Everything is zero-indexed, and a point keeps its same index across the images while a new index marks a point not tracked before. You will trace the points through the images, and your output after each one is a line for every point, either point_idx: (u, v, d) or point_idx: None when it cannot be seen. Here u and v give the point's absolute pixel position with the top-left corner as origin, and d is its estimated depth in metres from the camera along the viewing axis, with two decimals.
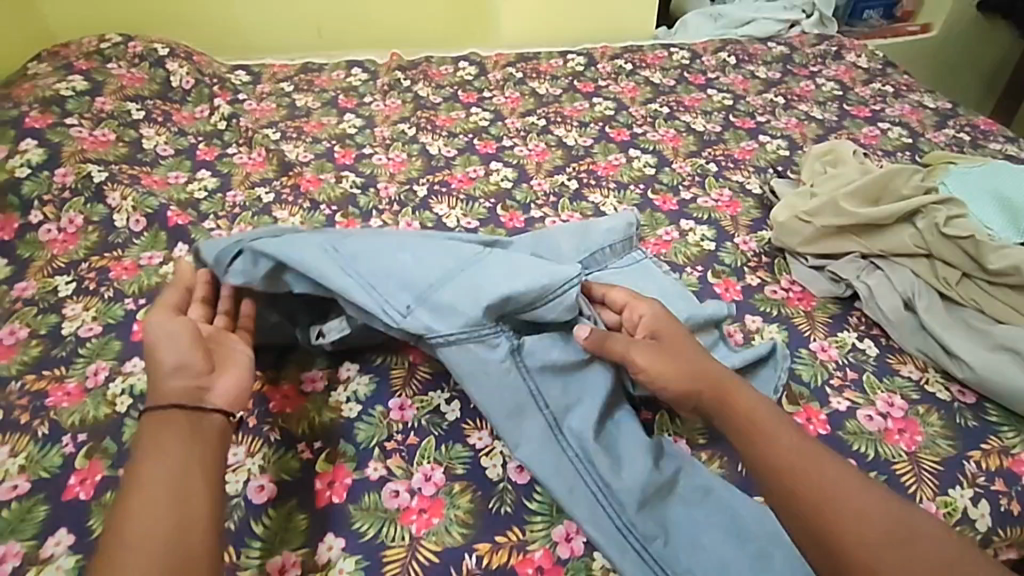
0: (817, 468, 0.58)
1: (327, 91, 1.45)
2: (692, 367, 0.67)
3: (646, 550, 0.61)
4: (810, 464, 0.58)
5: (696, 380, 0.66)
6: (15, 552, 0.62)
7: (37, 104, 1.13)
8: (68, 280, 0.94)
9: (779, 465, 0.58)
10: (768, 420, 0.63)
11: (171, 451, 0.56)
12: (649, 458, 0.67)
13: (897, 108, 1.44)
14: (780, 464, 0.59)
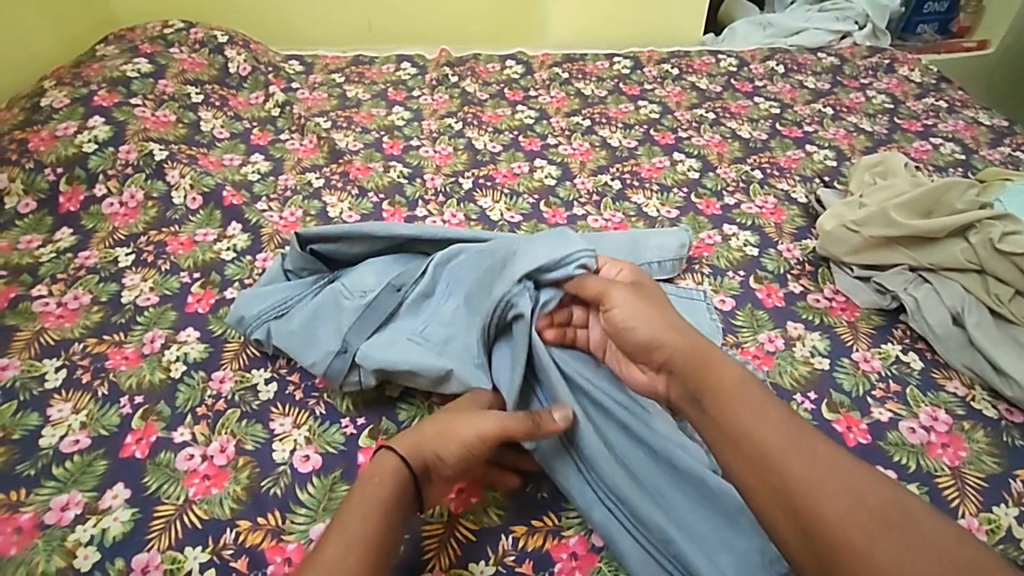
0: (799, 440, 0.54)
1: (377, 84, 1.48)
2: (666, 323, 0.65)
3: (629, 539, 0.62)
4: (792, 433, 0.55)
5: (677, 340, 0.63)
6: (77, 501, 0.66)
7: (105, 84, 1.18)
8: (128, 252, 0.98)
9: (755, 436, 0.55)
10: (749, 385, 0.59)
11: (380, 492, 0.58)
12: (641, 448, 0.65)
13: (950, 123, 1.41)
14: (756, 434, 0.55)
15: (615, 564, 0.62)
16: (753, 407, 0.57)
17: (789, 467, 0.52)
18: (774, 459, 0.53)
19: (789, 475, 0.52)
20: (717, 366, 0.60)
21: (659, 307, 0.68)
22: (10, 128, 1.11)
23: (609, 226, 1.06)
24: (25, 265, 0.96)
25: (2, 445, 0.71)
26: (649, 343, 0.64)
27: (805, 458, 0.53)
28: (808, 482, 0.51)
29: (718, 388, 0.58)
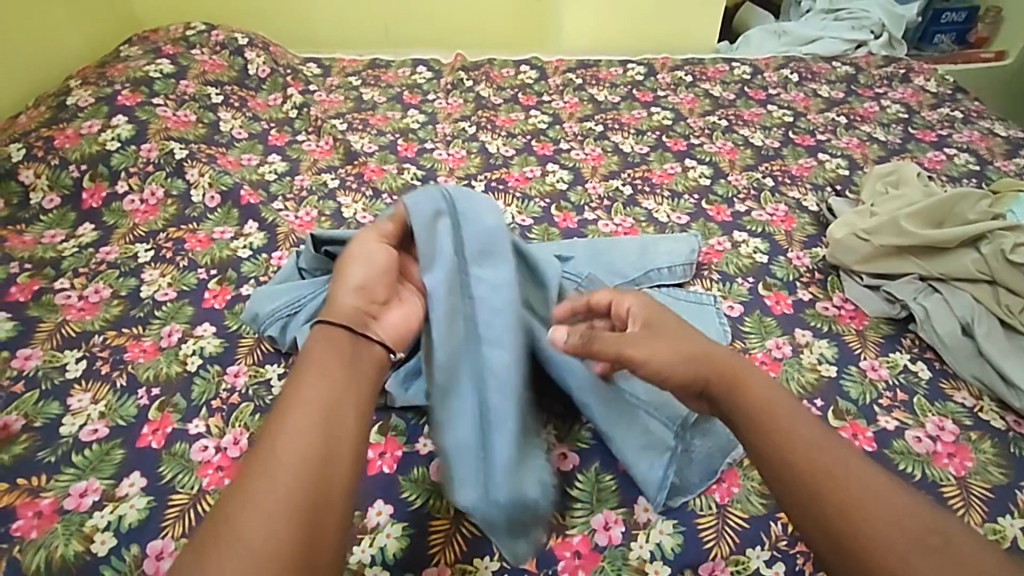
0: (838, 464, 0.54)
1: (393, 87, 1.50)
2: (690, 348, 0.63)
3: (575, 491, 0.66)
4: (828, 456, 0.55)
5: (700, 367, 0.62)
6: (95, 488, 0.68)
7: (128, 83, 1.21)
8: (147, 248, 1.00)
9: (791, 457, 0.55)
10: (783, 408, 0.59)
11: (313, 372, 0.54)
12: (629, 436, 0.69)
13: (965, 134, 1.40)
14: (797, 450, 0.55)
15: (618, 564, 0.63)
16: (791, 428, 0.57)
17: (830, 488, 0.53)
18: (818, 476, 0.54)
19: (834, 492, 0.53)
20: (751, 390, 0.60)
21: (679, 331, 0.65)
22: (37, 126, 1.14)
23: (620, 231, 1.07)
24: (48, 259, 0.99)
25: (25, 432, 0.73)
26: (683, 379, 0.62)
27: (846, 477, 0.53)
28: (850, 501, 0.52)
29: (759, 413, 0.58)
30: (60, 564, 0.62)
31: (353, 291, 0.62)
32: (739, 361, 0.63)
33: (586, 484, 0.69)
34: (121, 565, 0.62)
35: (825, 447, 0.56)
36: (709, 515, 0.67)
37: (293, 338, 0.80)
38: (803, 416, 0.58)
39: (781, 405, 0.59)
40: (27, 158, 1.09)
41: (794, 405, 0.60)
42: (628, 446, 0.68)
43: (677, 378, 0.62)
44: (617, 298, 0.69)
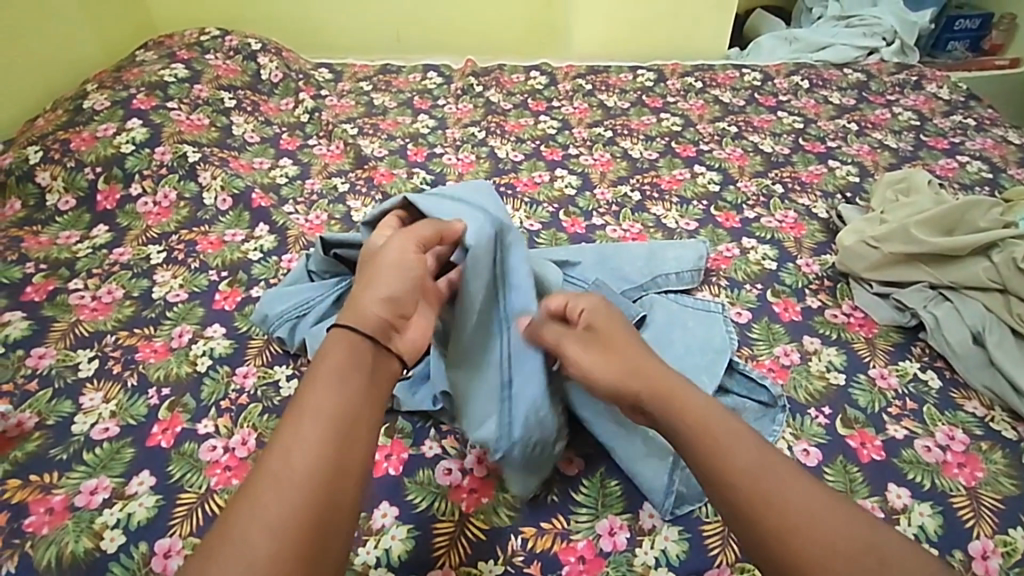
0: (770, 477, 0.53)
1: (403, 92, 1.51)
2: (628, 361, 0.63)
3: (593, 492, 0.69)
4: (761, 469, 0.54)
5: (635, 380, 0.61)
6: (105, 486, 0.68)
7: (143, 87, 1.22)
8: (160, 250, 1.01)
9: (721, 472, 0.54)
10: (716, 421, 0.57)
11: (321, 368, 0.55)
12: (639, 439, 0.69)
13: (978, 141, 1.39)
14: (732, 469, 0.54)
15: (623, 569, 0.63)
16: (730, 447, 0.55)
17: (767, 507, 0.52)
18: (750, 498, 0.52)
19: (765, 515, 0.51)
20: (686, 406, 0.58)
21: (622, 344, 0.65)
22: (53, 129, 1.16)
23: (628, 236, 1.07)
24: (63, 259, 1.00)
25: (37, 430, 0.74)
26: (614, 391, 0.62)
27: (781, 497, 0.52)
28: (783, 522, 0.51)
29: (694, 431, 0.57)
30: (70, 560, 0.62)
31: (382, 299, 0.60)
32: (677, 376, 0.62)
33: (592, 489, 0.69)
34: (130, 563, 0.62)
35: (764, 464, 0.54)
36: (715, 522, 0.66)
37: (302, 338, 0.80)
38: (743, 433, 0.56)
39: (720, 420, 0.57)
40: (43, 160, 1.11)
41: (734, 420, 0.58)
42: (630, 453, 0.68)
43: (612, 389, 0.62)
44: (572, 302, 0.69)
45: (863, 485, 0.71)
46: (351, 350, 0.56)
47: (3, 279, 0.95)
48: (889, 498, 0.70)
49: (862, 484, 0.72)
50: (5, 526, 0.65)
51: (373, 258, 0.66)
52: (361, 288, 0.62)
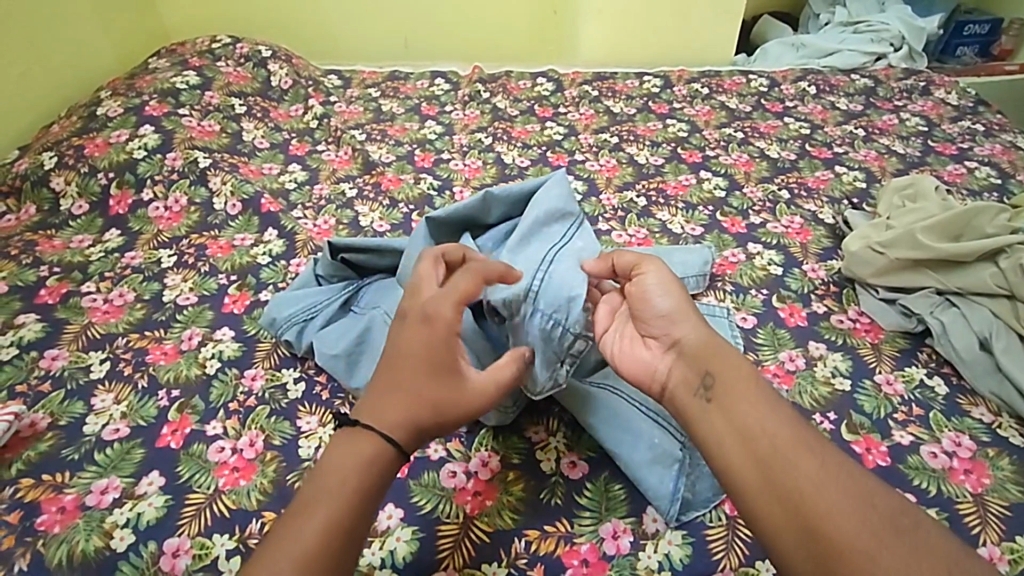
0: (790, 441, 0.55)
1: (411, 99, 1.53)
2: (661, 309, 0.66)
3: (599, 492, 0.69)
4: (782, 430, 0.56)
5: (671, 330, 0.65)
6: (115, 486, 0.69)
7: (156, 95, 1.24)
8: (170, 254, 1.03)
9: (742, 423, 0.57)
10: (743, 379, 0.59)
11: (353, 458, 0.57)
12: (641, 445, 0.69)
13: (986, 147, 1.39)
14: (758, 426, 0.56)
15: (626, 573, 0.63)
16: (763, 407, 0.57)
17: (792, 459, 0.54)
18: (774, 453, 0.54)
19: (788, 469, 0.53)
20: (729, 366, 0.61)
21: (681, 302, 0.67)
22: (68, 135, 1.18)
23: (633, 241, 1.07)
24: (76, 263, 1.02)
25: (50, 430, 0.75)
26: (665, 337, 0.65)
27: (806, 459, 0.54)
28: (804, 480, 0.52)
29: (727, 382, 0.59)
30: (80, 558, 0.63)
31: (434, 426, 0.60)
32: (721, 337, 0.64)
33: (595, 493, 0.69)
34: (139, 562, 0.63)
35: (795, 428, 0.56)
36: (719, 527, 0.67)
37: (309, 342, 0.81)
38: (777, 397, 0.59)
39: (760, 384, 0.60)
40: (58, 166, 1.13)
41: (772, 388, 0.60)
42: (634, 458, 0.69)
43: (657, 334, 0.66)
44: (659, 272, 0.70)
45: None
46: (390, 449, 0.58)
47: (18, 282, 0.97)
48: None
49: None
50: (18, 524, 0.66)
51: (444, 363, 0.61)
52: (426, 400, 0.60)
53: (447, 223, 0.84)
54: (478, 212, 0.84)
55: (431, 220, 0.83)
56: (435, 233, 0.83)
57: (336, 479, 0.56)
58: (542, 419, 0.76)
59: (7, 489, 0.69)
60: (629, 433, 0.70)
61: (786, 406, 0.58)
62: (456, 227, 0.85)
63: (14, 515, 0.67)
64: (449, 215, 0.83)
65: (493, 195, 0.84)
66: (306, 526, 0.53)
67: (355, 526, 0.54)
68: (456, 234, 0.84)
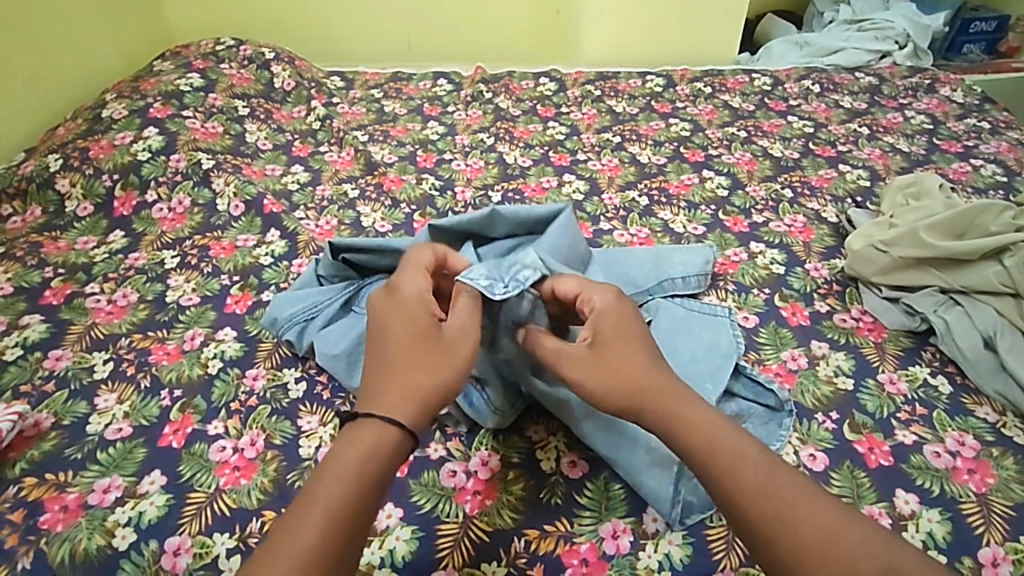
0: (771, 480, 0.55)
1: (414, 99, 1.53)
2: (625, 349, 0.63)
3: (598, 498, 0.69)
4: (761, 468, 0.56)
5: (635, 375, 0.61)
6: (117, 485, 0.70)
7: (160, 97, 1.25)
8: (174, 255, 1.03)
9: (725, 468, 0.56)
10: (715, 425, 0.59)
11: (366, 453, 0.55)
12: (640, 450, 0.68)
13: (992, 144, 1.38)
14: (741, 503, 0.54)
15: (626, 573, 0.63)
16: (734, 479, 0.55)
17: (774, 536, 0.52)
18: (760, 537, 0.53)
19: (777, 552, 0.52)
20: (693, 436, 0.58)
21: (622, 352, 0.63)
22: (73, 137, 1.19)
23: (635, 241, 1.07)
24: (80, 264, 1.02)
25: (53, 430, 0.76)
26: (619, 411, 0.61)
27: (793, 528, 0.52)
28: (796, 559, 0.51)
29: (694, 457, 0.57)
30: (82, 557, 0.64)
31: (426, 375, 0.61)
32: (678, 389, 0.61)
33: (595, 492, 0.69)
34: (141, 561, 0.64)
35: (775, 491, 0.54)
36: (720, 526, 0.66)
37: (309, 342, 0.82)
38: (751, 452, 0.57)
39: (731, 446, 0.57)
40: (63, 168, 1.14)
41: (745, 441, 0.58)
42: (631, 462, 0.68)
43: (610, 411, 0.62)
44: (584, 290, 0.68)
45: (870, 490, 0.71)
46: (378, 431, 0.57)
47: (23, 283, 0.98)
48: (897, 503, 0.70)
49: (870, 490, 0.71)
50: (22, 523, 0.67)
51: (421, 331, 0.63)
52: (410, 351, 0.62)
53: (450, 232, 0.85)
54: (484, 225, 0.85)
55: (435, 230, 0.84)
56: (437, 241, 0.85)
57: (347, 476, 0.54)
58: (543, 419, 0.76)
59: (12, 488, 0.70)
60: (627, 437, 0.69)
61: (762, 461, 0.56)
62: (459, 237, 0.86)
63: (17, 514, 0.68)
64: (454, 225, 0.84)
65: (501, 211, 0.85)
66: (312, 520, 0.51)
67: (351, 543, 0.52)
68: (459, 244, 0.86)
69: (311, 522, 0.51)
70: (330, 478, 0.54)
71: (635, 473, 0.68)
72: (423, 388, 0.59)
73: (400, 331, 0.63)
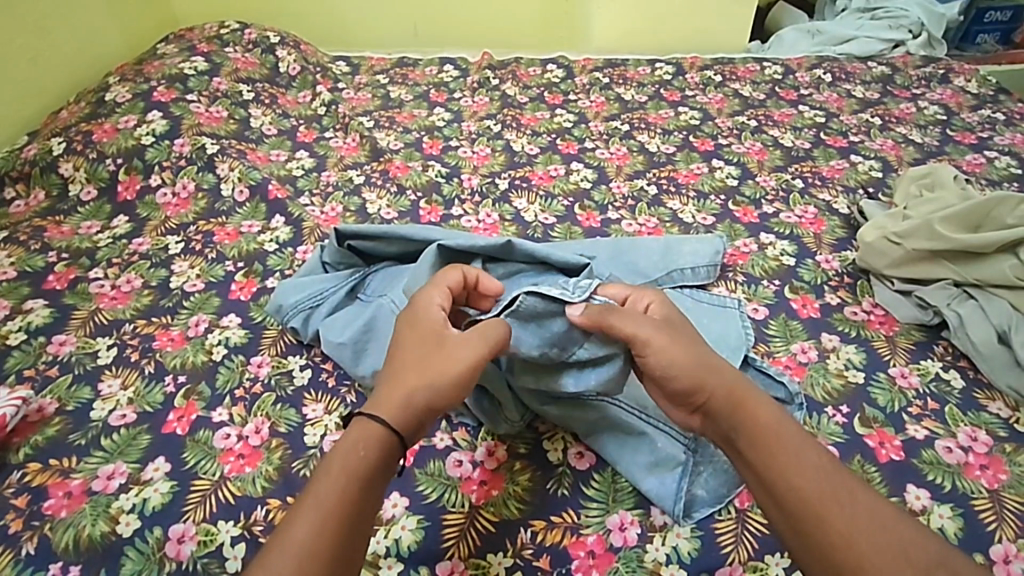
0: (811, 463, 0.56)
1: (419, 85, 1.51)
2: (692, 341, 0.64)
3: (603, 496, 0.67)
4: (803, 451, 0.57)
5: (703, 373, 0.61)
6: (122, 471, 0.70)
7: (164, 80, 1.24)
8: (178, 240, 1.02)
9: (775, 446, 0.57)
10: (764, 407, 0.60)
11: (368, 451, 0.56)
12: (647, 450, 0.69)
13: (1007, 136, 1.35)
14: (798, 484, 0.55)
15: (633, 565, 0.62)
16: (795, 461, 0.56)
17: (828, 517, 0.53)
18: (812, 514, 0.53)
19: (828, 534, 0.52)
20: (758, 418, 0.59)
21: (687, 338, 0.64)
22: (77, 120, 1.18)
23: (643, 231, 1.06)
24: (84, 249, 1.02)
25: (58, 415, 0.75)
26: (685, 386, 0.61)
27: (846, 512, 0.53)
28: (847, 540, 0.51)
29: (754, 439, 0.58)
30: (87, 543, 0.64)
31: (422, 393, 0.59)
32: (745, 378, 0.63)
33: (603, 484, 0.68)
34: (145, 548, 0.63)
35: (830, 477, 0.55)
36: (728, 519, 0.65)
37: (315, 330, 0.81)
38: (808, 441, 0.58)
39: (790, 434, 0.58)
40: (66, 152, 1.13)
41: (802, 432, 0.59)
42: (636, 464, 0.68)
43: (676, 388, 0.61)
44: (634, 294, 0.69)
45: (881, 485, 0.70)
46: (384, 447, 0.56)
47: (27, 268, 0.97)
48: (908, 499, 0.69)
49: (880, 484, 0.70)
50: (26, 508, 0.67)
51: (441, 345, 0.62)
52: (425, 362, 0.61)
53: (458, 252, 0.81)
54: (496, 253, 0.80)
55: (441, 249, 0.80)
56: (443, 261, 0.81)
57: (353, 476, 0.54)
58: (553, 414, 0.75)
59: (16, 474, 0.70)
60: (633, 437, 0.69)
61: (819, 452, 0.57)
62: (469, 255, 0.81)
63: (22, 499, 0.67)
64: (464, 246, 0.80)
65: (517, 244, 0.80)
66: (311, 515, 0.52)
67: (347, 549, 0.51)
68: (464, 264, 0.82)
69: (310, 516, 0.51)
70: (330, 472, 0.54)
71: (640, 475, 0.67)
72: (424, 388, 0.59)
73: (421, 336, 0.63)
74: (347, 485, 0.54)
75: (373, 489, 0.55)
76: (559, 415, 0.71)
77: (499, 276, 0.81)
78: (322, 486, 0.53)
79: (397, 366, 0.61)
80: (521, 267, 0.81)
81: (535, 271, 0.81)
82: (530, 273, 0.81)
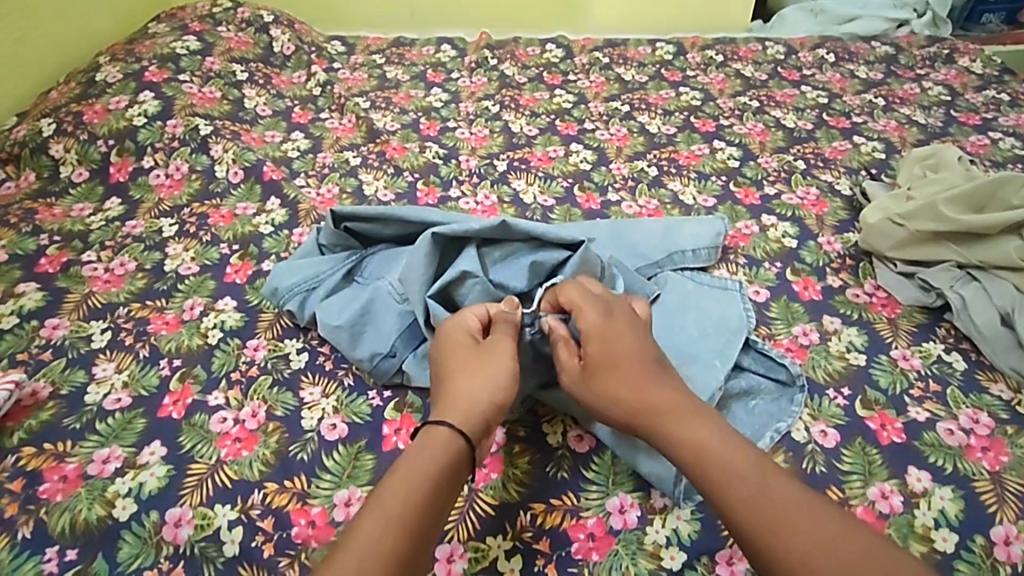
0: (758, 477, 0.55)
1: (416, 65, 1.49)
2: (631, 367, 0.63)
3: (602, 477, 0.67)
4: (741, 460, 0.56)
5: (634, 400, 0.61)
6: (117, 455, 0.69)
7: (155, 60, 1.21)
8: (172, 223, 1.01)
9: (715, 459, 0.57)
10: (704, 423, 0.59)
11: (428, 463, 0.56)
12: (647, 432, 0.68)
13: (1011, 117, 1.34)
14: (746, 499, 0.54)
15: (633, 548, 0.62)
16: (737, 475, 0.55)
17: (780, 530, 0.52)
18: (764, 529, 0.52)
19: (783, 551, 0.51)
20: (694, 434, 0.58)
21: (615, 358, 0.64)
22: (67, 101, 1.15)
23: (644, 213, 1.05)
24: (76, 232, 1.00)
25: (52, 399, 0.75)
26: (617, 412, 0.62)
27: (792, 521, 0.52)
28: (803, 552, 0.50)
29: (695, 465, 0.57)
30: (84, 527, 0.63)
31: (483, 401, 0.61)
32: (682, 392, 0.62)
33: (602, 466, 0.68)
34: (142, 531, 0.63)
35: (774, 489, 0.54)
36: None
37: (312, 312, 0.80)
38: (751, 454, 0.57)
39: (733, 452, 0.57)
40: (56, 133, 1.11)
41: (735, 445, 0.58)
42: (635, 446, 0.67)
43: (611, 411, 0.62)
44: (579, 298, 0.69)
45: (882, 467, 0.70)
46: (449, 458, 0.57)
47: (18, 251, 0.96)
48: (909, 481, 0.69)
49: (881, 467, 0.70)
50: (21, 492, 0.66)
51: (490, 362, 0.64)
52: (478, 376, 0.62)
53: (453, 237, 0.78)
54: (492, 235, 0.78)
55: (436, 236, 0.77)
56: (438, 248, 0.78)
57: (424, 474, 0.55)
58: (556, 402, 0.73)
59: (10, 458, 0.69)
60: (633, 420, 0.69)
61: (760, 462, 0.57)
62: (464, 240, 0.79)
63: (17, 483, 0.67)
64: (458, 232, 0.78)
65: (513, 223, 0.78)
66: (378, 517, 0.51)
67: (412, 552, 0.51)
68: (459, 248, 0.79)
69: (380, 520, 0.51)
70: (400, 475, 0.55)
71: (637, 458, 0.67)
72: (483, 394, 0.61)
73: (470, 356, 0.65)
74: (409, 491, 0.53)
75: (442, 487, 0.55)
76: (559, 397, 0.71)
77: (496, 258, 0.79)
78: (394, 484, 0.54)
79: (457, 381, 0.62)
80: (516, 245, 0.79)
81: (530, 247, 0.79)
82: (526, 251, 0.79)
